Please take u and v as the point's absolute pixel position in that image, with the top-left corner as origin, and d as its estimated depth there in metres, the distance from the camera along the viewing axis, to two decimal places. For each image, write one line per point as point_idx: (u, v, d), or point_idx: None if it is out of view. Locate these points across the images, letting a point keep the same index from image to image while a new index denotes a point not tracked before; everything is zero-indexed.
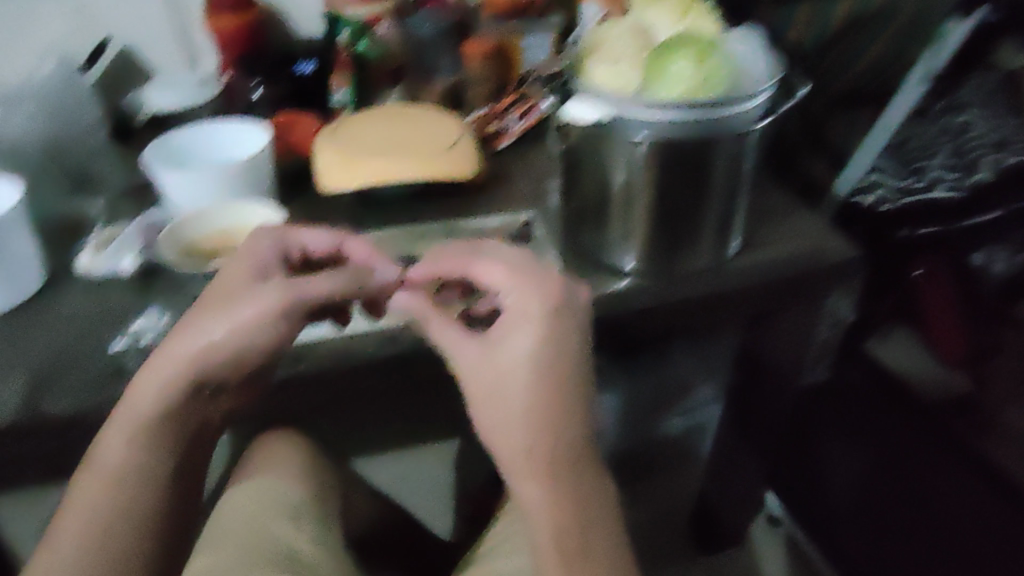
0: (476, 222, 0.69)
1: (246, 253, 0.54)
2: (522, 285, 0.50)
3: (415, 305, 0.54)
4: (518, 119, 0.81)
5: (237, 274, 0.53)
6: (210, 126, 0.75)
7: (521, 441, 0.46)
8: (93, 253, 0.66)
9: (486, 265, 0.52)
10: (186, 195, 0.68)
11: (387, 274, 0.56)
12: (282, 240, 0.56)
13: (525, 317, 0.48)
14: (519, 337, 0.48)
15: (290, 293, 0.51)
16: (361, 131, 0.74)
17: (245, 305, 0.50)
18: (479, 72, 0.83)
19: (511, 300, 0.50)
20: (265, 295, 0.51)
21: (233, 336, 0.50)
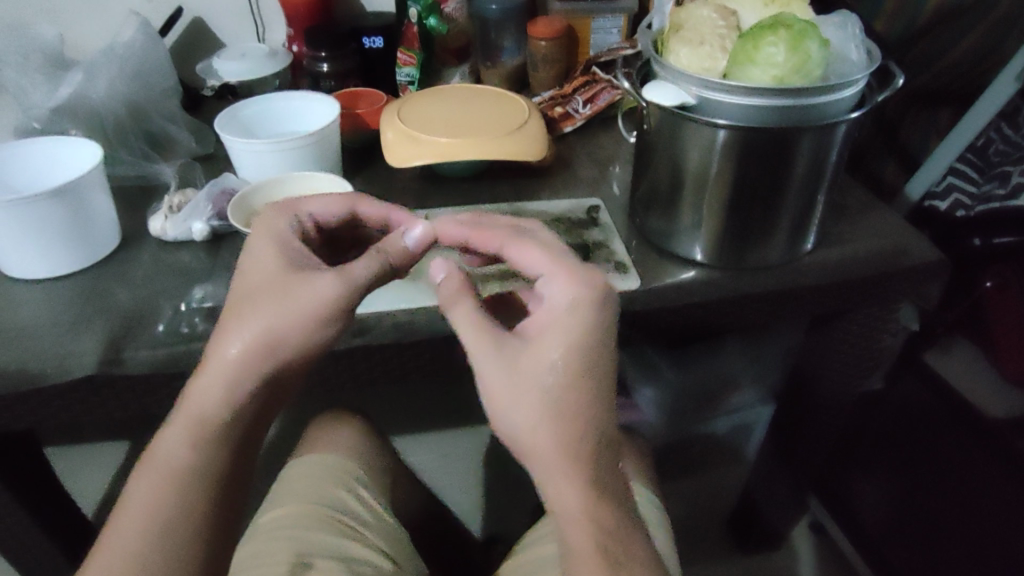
0: (541, 206, 0.68)
1: (275, 236, 0.49)
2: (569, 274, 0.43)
3: (444, 295, 0.45)
4: (584, 100, 0.80)
5: (264, 266, 0.47)
6: (282, 98, 0.75)
7: (552, 453, 0.39)
8: (165, 216, 0.66)
9: (525, 248, 0.45)
10: (257, 164, 0.68)
11: (418, 240, 0.50)
12: (292, 216, 0.52)
13: (570, 310, 0.42)
14: (561, 331, 0.41)
15: (346, 282, 0.46)
16: (428, 110, 0.73)
17: (302, 295, 0.45)
18: (546, 53, 0.83)
19: (556, 290, 0.43)
20: (320, 287, 0.46)
21: (283, 331, 0.45)
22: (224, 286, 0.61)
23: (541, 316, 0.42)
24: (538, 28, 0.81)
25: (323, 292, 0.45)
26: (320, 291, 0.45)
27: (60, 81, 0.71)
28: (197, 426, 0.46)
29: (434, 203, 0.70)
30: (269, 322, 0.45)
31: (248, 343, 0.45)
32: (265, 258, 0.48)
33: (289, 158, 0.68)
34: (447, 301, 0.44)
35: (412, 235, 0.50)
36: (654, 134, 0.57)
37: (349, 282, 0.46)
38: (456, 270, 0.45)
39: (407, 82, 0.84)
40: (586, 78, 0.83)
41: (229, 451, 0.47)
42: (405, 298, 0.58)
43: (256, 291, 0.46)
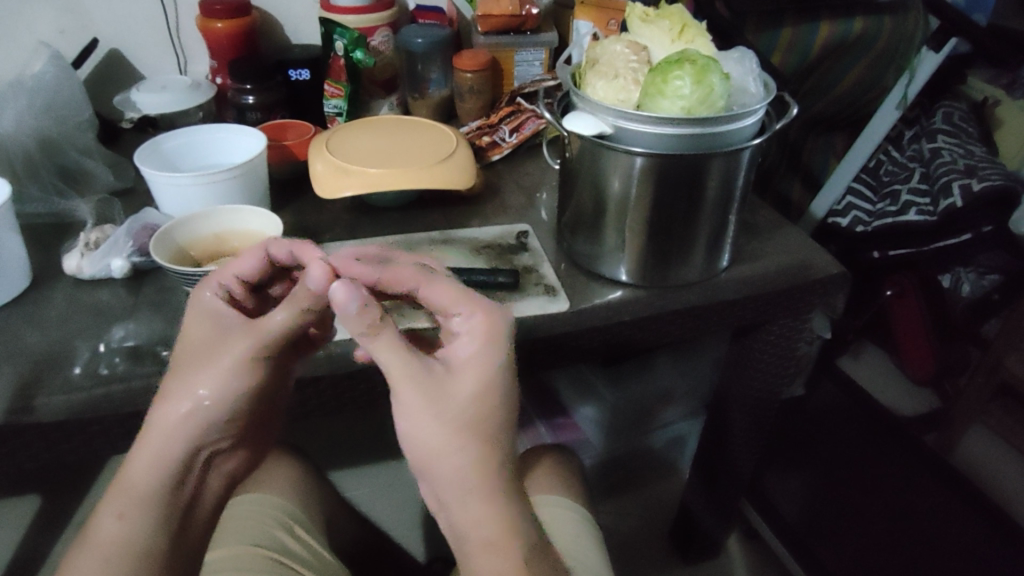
0: (472, 232, 0.70)
1: (208, 313, 0.48)
2: (480, 305, 0.43)
3: (356, 324, 0.41)
4: (511, 130, 0.84)
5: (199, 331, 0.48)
6: (203, 130, 0.74)
7: (461, 479, 0.40)
8: (81, 254, 0.64)
9: (435, 285, 0.44)
10: (182, 199, 0.67)
11: (322, 284, 0.44)
12: (213, 283, 0.49)
13: (478, 346, 0.42)
14: (475, 366, 0.42)
15: (258, 340, 0.46)
16: (356, 143, 0.74)
17: (226, 354, 0.46)
18: (472, 84, 0.86)
19: (467, 328, 0.43)
20: (236, 345, 0.46)
21: (224, 391, 0.46)
22: (145, 326, 0.59)
23: (456, 353, 0.43)
24: (463, 61, 0.84)
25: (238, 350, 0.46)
26: (236, 353, 0.46)
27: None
28: (157, 468, 0.46)
29: (365, 231, 0.70)
30: (213, 384, 0.46)
31: (206, 401, 0.46)
32: (198, 329, 0.48)
33: (211, 191, 0.67)
34: (365, 335, 0.41)
35: (314, 277, 0.44)
36: (577, 161, 0.59)
37: (262, 333, 0.46)
38: (363, 303, 0.40)
39: (335, 113, 0.84)
40: (511, 108, 0.85)
41: (179, 482, 0.48)
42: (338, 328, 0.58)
43: (198, 367, 0.46)
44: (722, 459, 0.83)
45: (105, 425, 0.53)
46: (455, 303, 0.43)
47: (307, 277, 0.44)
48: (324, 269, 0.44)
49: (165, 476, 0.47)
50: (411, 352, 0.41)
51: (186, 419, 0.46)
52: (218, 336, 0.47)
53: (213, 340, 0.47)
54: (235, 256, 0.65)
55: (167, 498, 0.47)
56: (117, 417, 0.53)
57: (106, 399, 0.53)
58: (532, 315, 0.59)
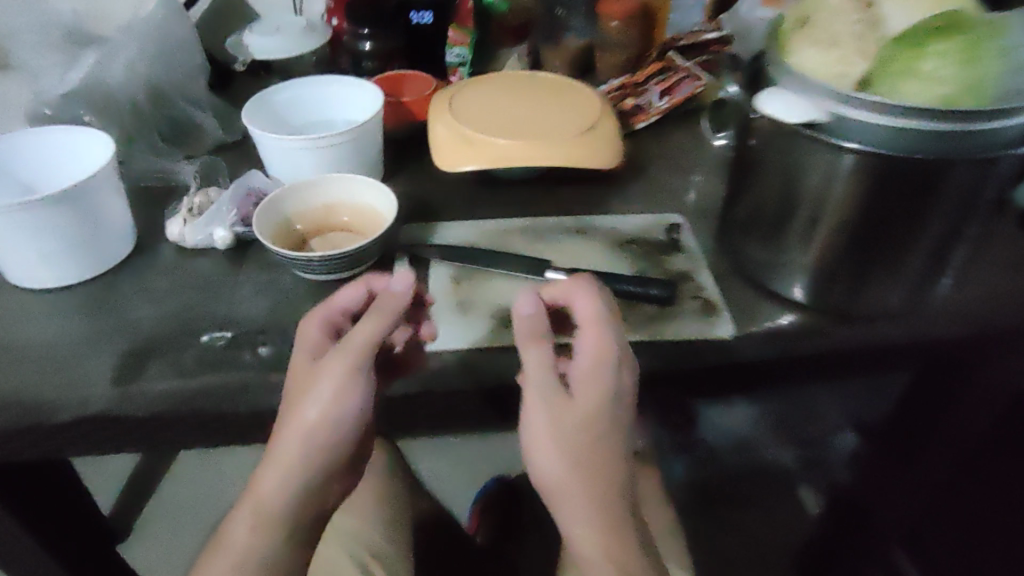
0: (614, 222, 0.60)
1: (309, 345, 0.45)
2: (594, 333, 0.43)
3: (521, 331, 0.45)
4: (660, 94, 0.73)
5: (300, 367, 0.44)
6: (313, 84, 0.67)
7: (573, 506, 0.41)
8: (183, 219, 0.57)
9: (581, 296, 0.45)
10: (290, 165, 0.60)
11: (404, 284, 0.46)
12: (318, 319, 0.47)
13: (595, 362, 0.42)
14: (590, 390, 0.42)
15: (354, 356, 0.42)
16: (481, 106, 0.64)
17: (325, 378, 0.41)
18: (617, 35, 0.77)
19: (586, 345, 0.43)
20: (332, 367, 0.42)
21: (338, 412, 0.41)
22: (245, 307, 0.54)
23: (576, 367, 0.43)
24: (609, 6, 0.76)
25: (332, 371, 0.42)
26: (336, 376, 0.41)
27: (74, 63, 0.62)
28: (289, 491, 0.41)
29: (491, 211, 0.61)
30: (321, 405, 0.41)
31: (322, 425, 0.41)
32: (297, 361, 0.44)
33: (320, 156, 0.59)
34: (526, 336, 0.44)
35: (399, 281, 0.46)
36: (763, 152, 0.47)
37: (352, 346, 0.42)
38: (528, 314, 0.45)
39: (458, 63, 0.77)
40: (662, 65, 0.75)
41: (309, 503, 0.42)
42: (461, 329, 0.50)
43: (303, 389, 0.42)
44: (870, 485, 0.71)
45: (204, 420, 0.48)
46: (585, 326, 0.44)
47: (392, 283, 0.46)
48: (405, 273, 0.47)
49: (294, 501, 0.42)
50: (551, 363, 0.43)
51: (305, 450, 0.41)
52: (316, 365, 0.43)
53: (308, 372, 0.43)
54: (344, 233, 0.58)
55: (294, 526, 0.42)
56: (217, 414, 0.48)
57: (209, 393, 0.48)
58: (688, 339, 0.49)
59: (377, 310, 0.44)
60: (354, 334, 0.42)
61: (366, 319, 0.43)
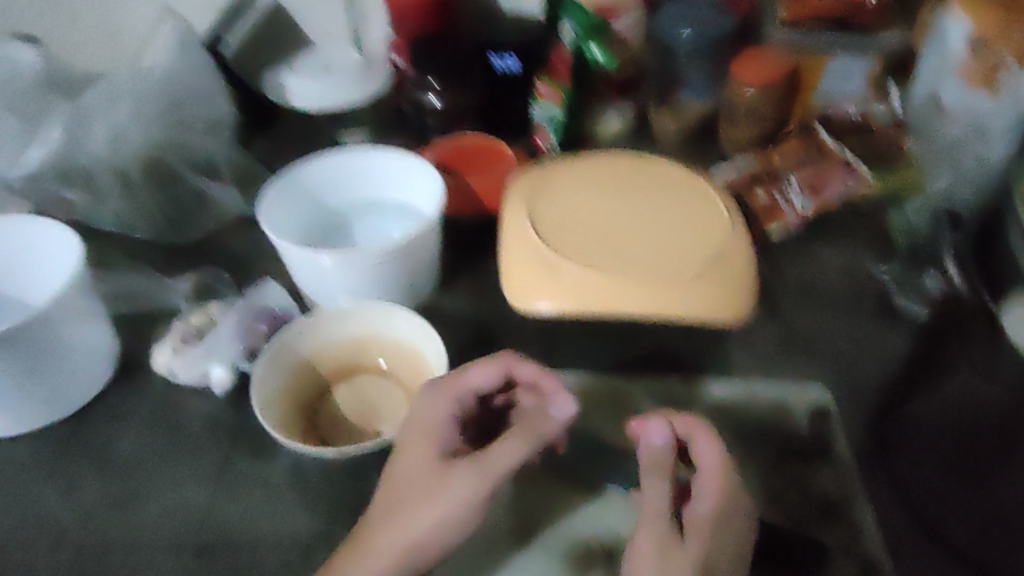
0: (734, 392, 0.49)
1: (430, 433, 0.39)
2: (715, 486, 0.37)
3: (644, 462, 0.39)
4: (802, 189, 0.58)
5: (418, 459, 0.38)
6: (352, 155, 0.51)
7: None
8: (174, 348, 0.45)
9: (708, 445, 0.38)
10: (314, 278, 0.46)
11: (565, 415, 0.39)
12: (448, 398, 0.39)
13: (716, 523, 0.36)
14: (707, 543, 0.36)
15: (489, 479, 0.38)
16: (572, 211, 0.50)
17: (450, 490, 0.37)
18: (755, 106, 0.59)
19: (704, 499, 0.37)
20: (460, 485, 0.37)
21: (441, 532, 0.37)
22: (237, 497, 0.41)
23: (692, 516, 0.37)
24: (744, 70, 0.59)
25: (462, 492, 0.37)
26: (465, 495, 0.37)
27: (41, 129, 0.49)
28: None
29: (573, 366, 0.50)
30: (432, 522, 0.37)
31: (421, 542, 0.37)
32: (416, 449, 0.38)
33: (359, 277, 0.46)
34: (651, 474, 0.38)
35: (556, 407, 0.39)
36: None
37: (492, 474, 0.38)
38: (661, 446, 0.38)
39: (545, 121, 0.60)
40: (804, 146, 0.60)
41: None
42: (533, 569, 0.41)
43: (422, 485, 0.37)
44: None
45: None
46: (703, 474, 0.37)
47: (551, 400, 0.40)
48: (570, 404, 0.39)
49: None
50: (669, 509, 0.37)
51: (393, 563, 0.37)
52: (448, 469, 0.38)
53: (438, 477, 0.38)
54: (379, 381, 0.47)
55: None
56: None
57: None
58: None
59: (521, 431, 0.39)
60: (505, 452, 0.38)
61: (508, 438, 0.38)
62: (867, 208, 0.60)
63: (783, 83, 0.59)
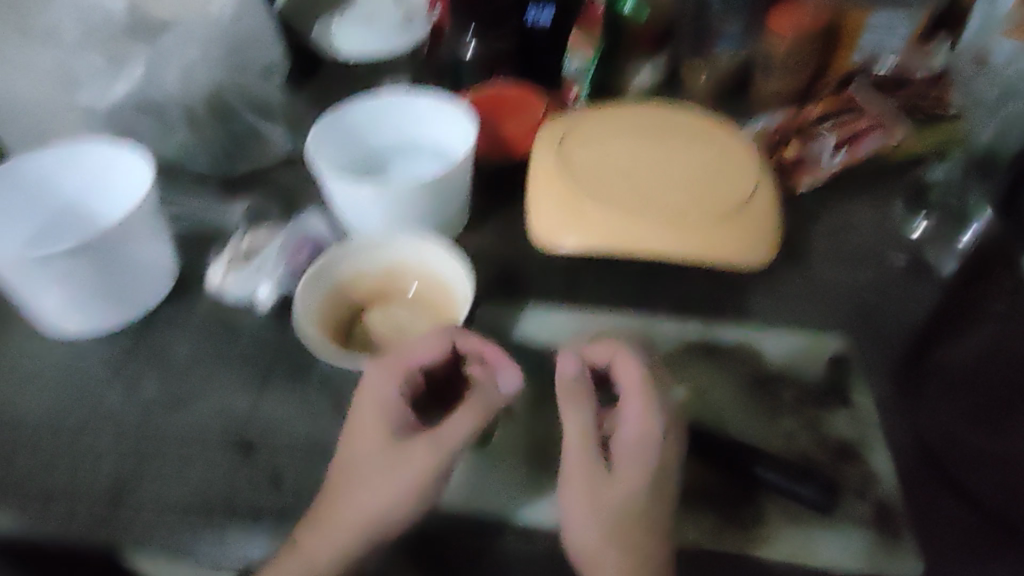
0: (745, 336, 0.51)
1: (381, 404, 0.40)
2: (642, 407, 0.39)
3: (562, 393, 0.41)
4: (836, 144, 0.58)
5: (368, 438, 0.40)
6: (395, 98, 0.54)
7: None
8: (226, 266, 0.50)
9: (624, 367, 0.41)
10: (354, 211, 0.49)
11: (511, 388, 0.40)
12: (396, 372, 0.41)
13: (643, 436, 0.39)
14: (636, 461, 0.38)
15: (441, 455, 0.38)
16: (599, 155, 0.52)
17: (406, 468, 0.38)
18: (789, 58, 0.60)
19: (629, 418, 0.40)
20: (415, 462, 0.38)
21: (396, 511, 0.38)
22: (275, 402, 0.46)
23: (621, 436, 0.40)
24: (779, 21, 0.59)
25: (420, 466, 0.38)
26: (422, 472, 0.38)
27: None
28: None
29: (593, 304, 0.52)
30: (383, 500, 0.38)
31: (379, 524, 0.38)
32: (367, 420, 0.40)
33: (399, 210, 0.49)
34: (568, 399, 0.41)
35: (505, 383, 0.41)
36: None
37: (444, 449, 0.38)
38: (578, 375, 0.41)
39: (576, 75, 0.61)
40: (844, 102, 0.60)
41: None
42: (543, 491, 0.42)
43: (375, 463, 0.39)
44: None
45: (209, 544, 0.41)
46: (627, 394, 0.40)
47: (499, 378, 0.41)
48: (518, 374, 0.41)
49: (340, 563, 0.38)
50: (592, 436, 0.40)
51: (355, 546, 0.38)
52: (405, 448, 0.39)
53: (392, 451, 0.39)
54: (409, 313, 0.50)
55: None
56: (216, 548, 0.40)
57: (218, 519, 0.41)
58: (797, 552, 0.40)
59: (473, 402, 0.39)
60: (453, 429, 0.39)
61: (461, 412, 0.39)
62: (899, 167, 0.60)
63: (817, 33, 0.59)
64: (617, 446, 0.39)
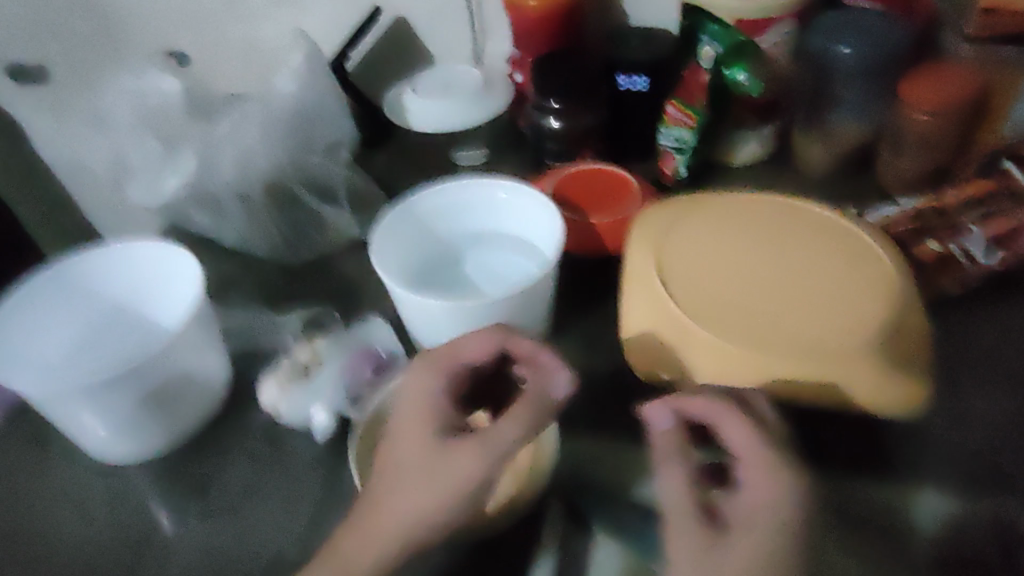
0: (880, 496, 0.40)
1: (422, 410, 0.37)
2: (763, 471, 0.32)
3: (659, 447, 0.35)
4: (989, 242, 0.48)
5: (406, 456, 0.36)
6: (473, 188, 0.48)
7: None
8: (280, 383, 0.44)
9: (730, 422, 0.34)
10: (424, 324, 0.43)
11: (564, 390, 0.37)
12: (440, 374, 0.38)
13: (763, 504, 0.32)
14: (755, 531, 0.31)
15: (489, 457, 0.35)
16: (704, 258, 0.44)
17: (443, 472, 0.35)
18: (930, 133, 0.51)
19: (747, 481, 0.33)
20: (456, 465, 0.35)
21: (432, 517, 0.35)
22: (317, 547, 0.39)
23: (733, 501, 0.33)
24: (916, 90, 0.49)
25: (461, 472, 0.35)
26: (466, 474, 0.35)
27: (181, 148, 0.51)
28: None
29: None
30: (417, 506, 0.35)
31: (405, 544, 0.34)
32: (409, 434, 0.36)
33: (472, 321, 0.42)
34: (662, 456, 0.35)
35: (556, 386, 0.37)
36: None
37: (491, 453, 0.35)
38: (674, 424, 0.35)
39: (673, 148, 0.54)
40: (994, 187, 0.50)
41: None
42: None
43: (410, 475, 0.35)
44: None
45: None
46: (741, 459, 0.33)
47: (546, 378, 0.37)
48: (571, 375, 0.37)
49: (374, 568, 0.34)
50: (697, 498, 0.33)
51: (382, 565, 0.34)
52: (440, 453, 0.35)
53: (438, 457, 0.35)
54: None
55: None
56: None
57: None
58: None
59: (520, 407, 0.36)
60: (501, 429, 0.35)
61: (510, 413, 0.36)
62: None
63: (965, 105, 0.49)
64: (732, 511, 0.32)
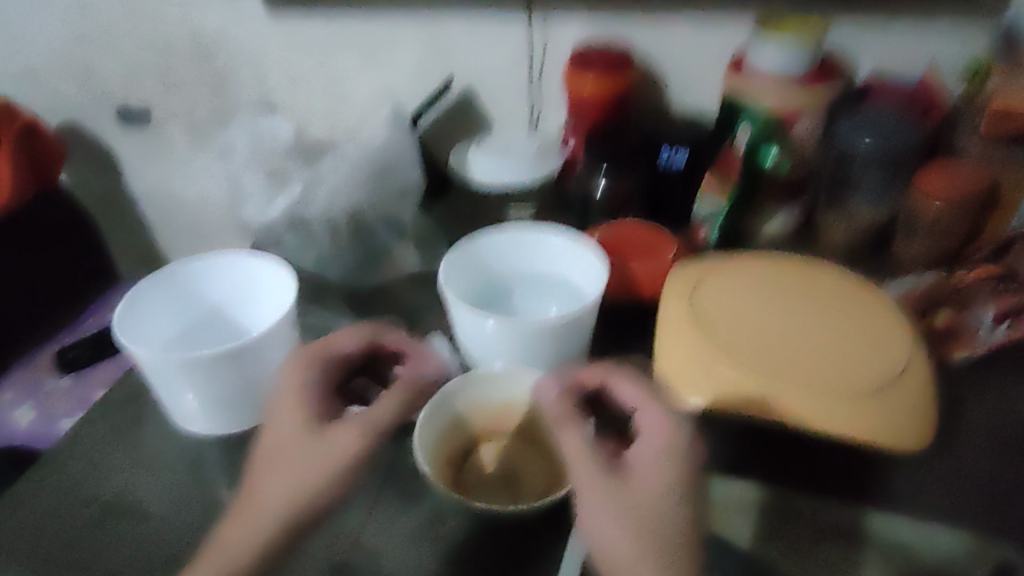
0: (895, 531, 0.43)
1: (297, 386, 0.45)
2: (656, 418, 0.41)
3: (555, 415, 0.43)
4: (998, 316, 0.52)
5: (293, 427, 0.43)
6: (523, 230, 0.54)
7: None
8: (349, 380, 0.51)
9: (622, 383, 0.44)
10: (477, 343, 0.49)
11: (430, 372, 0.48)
12: (316, 360, 0.46)
13: (662, 444, 0.40)
14: (653, 471, 0.39)
15: (366, 432, 0.43)
16: (734, 308, 0.49)
17: (332, 448, 0.42)
18: (942, 219, 0.56)
19: (647, 430, 0.41)
20: (341, 440, 0.42)
21: (301, 488, 0.41)
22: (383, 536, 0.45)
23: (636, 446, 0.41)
24: (927, 182, 0.56)
25: (341, 445, 0.42)
26: (343, 451, 0.42)
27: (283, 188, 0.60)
28: None
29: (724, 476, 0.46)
30: (292, 478, 0.41)
31: (286, 506, 0.41)
32: (292, 407, 0.44)
33: (521, 346, 0.48)
34: (562, 419, 0.42)
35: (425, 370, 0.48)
36: None
37: (370, 431, 0.43)
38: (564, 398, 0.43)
39: (706, 218, 0.61)
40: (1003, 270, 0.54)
41: None
42: None
43: (309, 440, 0.42)
44: None
45: None
46: (635, 407, 0.43)
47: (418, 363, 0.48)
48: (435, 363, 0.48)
49: (282, 525, 0.41)
50: (595, 452, 0.40)
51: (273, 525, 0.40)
52: (321, 430, 0.43)
53: (314, 434, 0.43)
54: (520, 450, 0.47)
55: None
56: None
57: None
58: None
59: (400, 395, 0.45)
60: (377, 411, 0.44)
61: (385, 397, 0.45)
62: None
63: (974, 197, 0.55)
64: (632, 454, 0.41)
